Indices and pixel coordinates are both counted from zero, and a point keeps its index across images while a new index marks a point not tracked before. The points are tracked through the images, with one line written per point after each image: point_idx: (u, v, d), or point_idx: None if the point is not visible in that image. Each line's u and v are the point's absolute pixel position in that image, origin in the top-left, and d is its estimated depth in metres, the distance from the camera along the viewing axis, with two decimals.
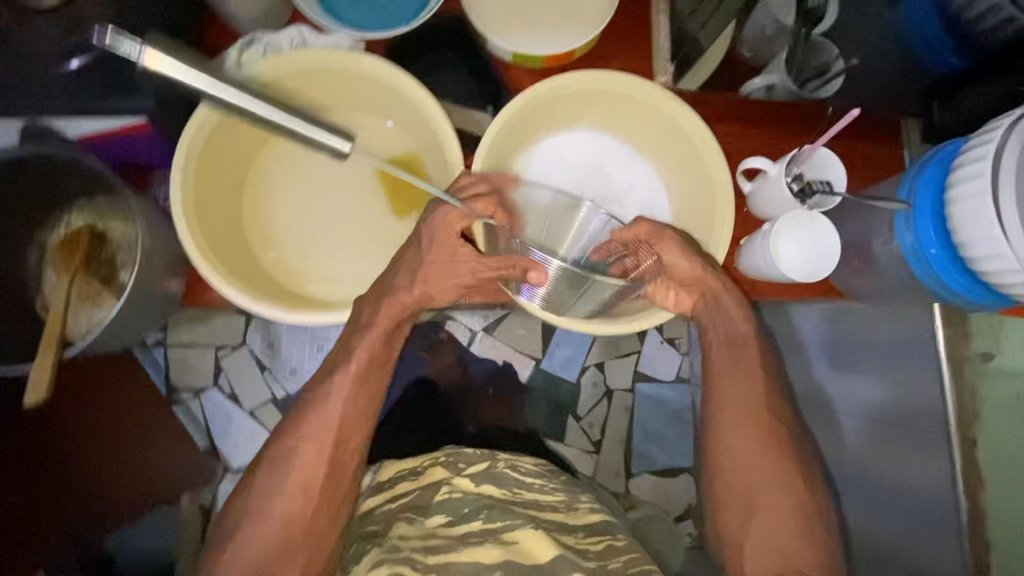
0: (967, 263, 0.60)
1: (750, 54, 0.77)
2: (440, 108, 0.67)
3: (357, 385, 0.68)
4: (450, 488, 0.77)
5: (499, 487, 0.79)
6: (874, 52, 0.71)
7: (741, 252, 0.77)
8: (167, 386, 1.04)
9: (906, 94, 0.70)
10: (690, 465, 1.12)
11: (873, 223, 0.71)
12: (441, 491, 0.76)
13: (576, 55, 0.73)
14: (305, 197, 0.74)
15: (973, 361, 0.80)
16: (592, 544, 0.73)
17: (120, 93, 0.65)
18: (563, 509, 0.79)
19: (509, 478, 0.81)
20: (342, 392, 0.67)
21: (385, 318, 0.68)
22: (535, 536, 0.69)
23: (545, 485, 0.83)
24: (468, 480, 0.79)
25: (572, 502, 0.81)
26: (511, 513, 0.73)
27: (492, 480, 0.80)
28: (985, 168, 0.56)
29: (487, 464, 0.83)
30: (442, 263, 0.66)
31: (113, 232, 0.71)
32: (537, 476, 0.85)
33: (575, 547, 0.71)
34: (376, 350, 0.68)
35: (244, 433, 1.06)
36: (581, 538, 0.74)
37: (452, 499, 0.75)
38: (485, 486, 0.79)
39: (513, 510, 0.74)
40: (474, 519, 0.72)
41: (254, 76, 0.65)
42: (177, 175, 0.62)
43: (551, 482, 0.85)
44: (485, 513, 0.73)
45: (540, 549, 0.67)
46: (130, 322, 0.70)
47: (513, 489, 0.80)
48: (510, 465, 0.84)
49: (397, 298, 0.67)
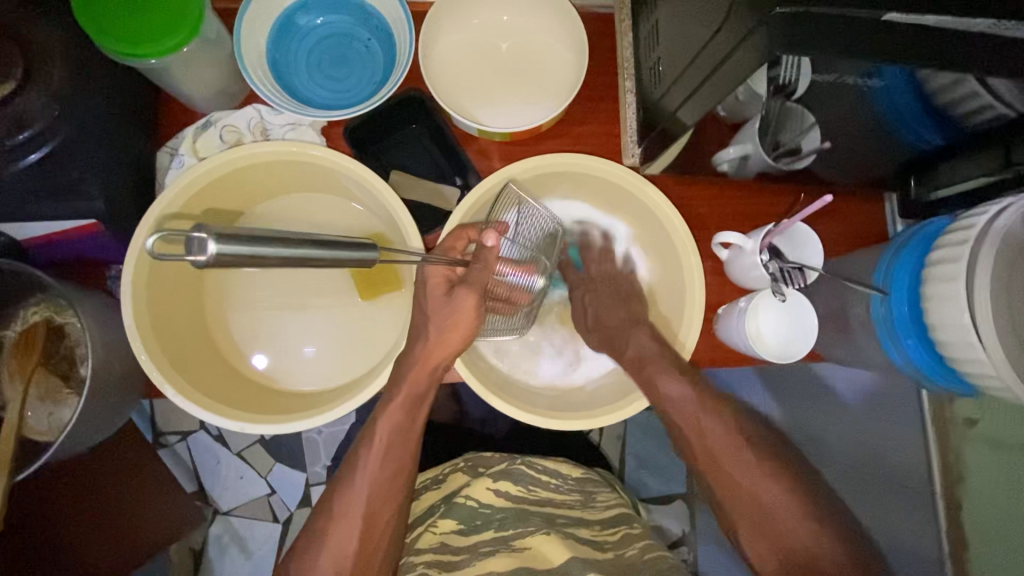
0: (944, 356, 0.58)
1: (726, 114, 0.57)
2: (401, 201, 0.65)
3: (382, 457, 0.65)
4: (466, 492, 0.82)
5: (517, 486, 0.84)
6: (863, 134, 0.62)
7: (718, 322, 0.74)
8: (154, 432, 1.22)
9: (884, 164, 0.67)
10: (684, 492, 1.15)
11: (850, 295, 0.69)
12: (458, 498, 0.82)
13: (543, 129, 0.72)
14: (271, 284, 0.73)
15: (956, 425, 0.78)
16: (609, 535, 0.79)
17: (64, 196, 0.61)
18: (579, 506, 0.84)
19: (525, 475, 0.86)
20: (369, 468, 0.65)
21: (396, 407, 0.65)
22: (548, 542, 0.74)
23: (561, 484, 0.87)
24: (485, 480, 0.83)
25: (590, 500, 0.86)
26: (526, 520, 0.78)
27: (508, 477, 0.84)
28: (956, 272, 0.55)
29: (505, 463, 0.87)
30: (436, 303, 0.64)
31: (70, 325, 0.68)
32: (553, 474, 0.88)
33: (591, 541, 0.77)
34: (399, 421, 0.66)
35: (233, 473, 1.25)
36: (596, 530, 0.80)
37: (468, 506, 0.80)
38: (504, 484, 0.84)
39: (528, 512, 0.80)
40: (486, 528, 0.78)
41: (201, 177, 0.64)
42: (129, 279, 0.61)
43: (566, 481, 0.89)
44: (499, 521, 0.78)
45: (553, 551, 0.73)
46: (96, 421, 0.68)
47: (529, 486, 0.84)
48: (527, 463, 0.88)
49: (407, 389, 0.65)
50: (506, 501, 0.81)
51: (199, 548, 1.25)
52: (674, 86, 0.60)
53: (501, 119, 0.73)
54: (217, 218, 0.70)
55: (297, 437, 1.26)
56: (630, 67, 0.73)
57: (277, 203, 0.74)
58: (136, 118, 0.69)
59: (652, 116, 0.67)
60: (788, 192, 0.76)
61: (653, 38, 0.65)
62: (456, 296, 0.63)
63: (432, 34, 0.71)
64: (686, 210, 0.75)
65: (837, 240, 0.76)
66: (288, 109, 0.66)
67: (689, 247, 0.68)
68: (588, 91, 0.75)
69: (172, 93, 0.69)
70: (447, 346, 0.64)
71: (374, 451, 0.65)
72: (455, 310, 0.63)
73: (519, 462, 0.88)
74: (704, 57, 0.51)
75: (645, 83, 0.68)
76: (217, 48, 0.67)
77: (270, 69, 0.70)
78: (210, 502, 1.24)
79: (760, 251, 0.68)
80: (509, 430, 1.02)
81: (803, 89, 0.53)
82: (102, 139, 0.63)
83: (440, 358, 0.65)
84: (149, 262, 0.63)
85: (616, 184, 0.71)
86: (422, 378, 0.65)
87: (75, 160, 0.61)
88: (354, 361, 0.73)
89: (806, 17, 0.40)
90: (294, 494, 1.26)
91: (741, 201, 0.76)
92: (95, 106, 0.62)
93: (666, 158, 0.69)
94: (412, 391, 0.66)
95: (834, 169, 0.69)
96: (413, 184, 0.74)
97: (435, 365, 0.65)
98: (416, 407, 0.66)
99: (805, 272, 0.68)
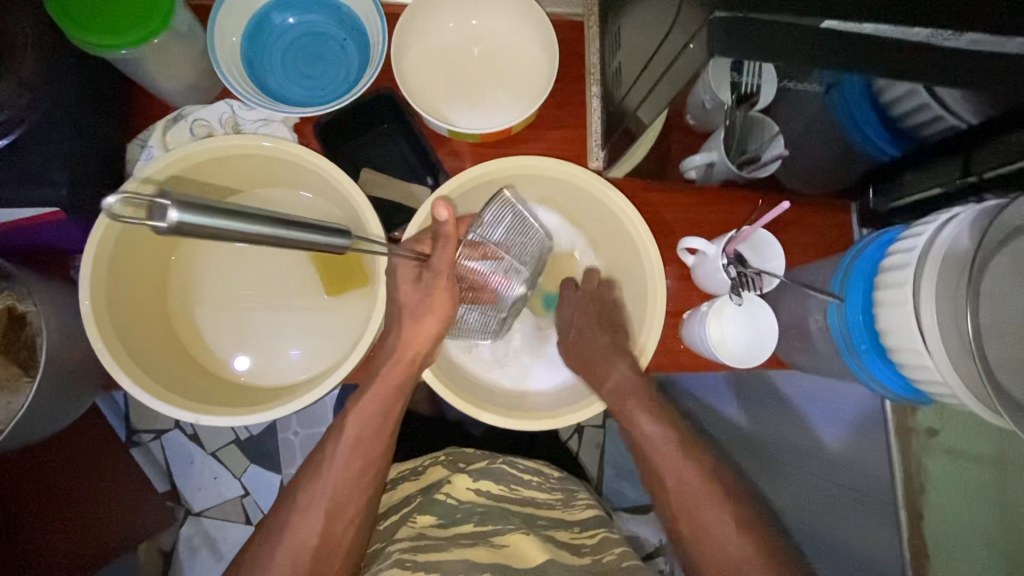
0: (897, 364, 0.59)
1: (691, 120, 0.58)
2: (365, 198, 0.65)
3: (366, 462, 0.66)
4: (447, 489, 0.81)
5: (497, 483, 0.84)
6: (826, 147, 0.63)
7: (683, 325, 0.74)
8: (127, 429, 1.21)
9: (846, 174, 0.68)
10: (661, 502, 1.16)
11: (811, 305, 0.70)
12: (438, 493, 0.81)
13: (512, 131, 0.73)
14: (240, 283, 0.73)
15: (918, 435, 0.80)
16: (587, 539, 0.79)
17: (30, 182, 0.61)
18: (559, 505, 0.85)
19: (507, 475, 0.86)
20: (361, 487, 0.66)
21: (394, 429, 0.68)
22: (527, 540, 0.74)
23: (543, 482, 0.88)
24: (464, 478, 0.83)
25: (569, 501, 0.87)
26: (506, 518, 0.78)
27: (488, 476, 0.85)
28: (906, 280, 0.56)
29: (485, 462, 0.88)
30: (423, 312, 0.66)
31: (32, 314, 0.68)
32: (535, 473, 0.89)
33: (569, 544, 0.77)
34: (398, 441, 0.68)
35: (205, 473, 1.24)
36: (574, 533, 0.80)
37: (448, 503, 0.80)
38: (484, 482, 0.84)
39: (507, 511, 0.80)
40: (466, 522, 0.77)
41: (162, 171, 0.65)
42: (89, 264, 0.62)
43: (549, 479, 0.90)
44: (479, 516, 0.78)
45: (533, 551, 0.72)
46: (53, 408, 0.67)
47: (511, 486, 0.85)
48: (508, 462, 0.89)
49: None
50: (486, 498, 0.81)
51: (168, 549, 1.22)
52: (636, 86, 0.60)
53: (472, 121, 0.74)
54: (182, 213, 0.71)
55: (271, 437, 1.25)
56: (598, 73, 0.74)
57: (245, 200, 0.75)
58: (109, 109, 0.70)
59: (617, 119, 0.68)
60: (751, 200, 0.77)
61: (617, 43, 0.67)
62: (427, 282, 0.65)
63: (406, 33, 0.72)
64: (653, 216, 0.76)
65: (803, 248, 0.77)
66: (258, 103, 0.67)
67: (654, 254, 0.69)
68: (559, 96, 0.76)
69: (143, 85, 0.70)
70: (423, 335, 0.67)
71: (369, 471, 0.66)
72: (432, 300, 0.66)
73: (499, 462, 0.89)
74: (660, 58, 0.52)
75: (611, 87, 0.70)
76: (189, 43, 0.67)
77: (243, 65, 0.71)
78: (181, 502, 1.23)
79: (723, 255, 0.69)
80: (484, 434, 1.01)
81: (764, 97, 0.53)
82: (69, 127, 0.63)
83: (420, 346, 0.67)
84: (110, 251, 0.64)
85: (582, 187, 0.72)
86: None
87: (40, 146, 0.61)
88: (320, 361, 0.72)
89: (750, 20, 0.41)
90: (268, 495, 1.24)
91: (706, 209, 0.77)
92: (64, 94, 0.63)
93: (633, 161, 0.70)
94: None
95: (797, 179, 0.70)
96: (384, 184, 0.75)
97: (414, 356, 0.67)
98: None
99: (766, 279, 0.70)
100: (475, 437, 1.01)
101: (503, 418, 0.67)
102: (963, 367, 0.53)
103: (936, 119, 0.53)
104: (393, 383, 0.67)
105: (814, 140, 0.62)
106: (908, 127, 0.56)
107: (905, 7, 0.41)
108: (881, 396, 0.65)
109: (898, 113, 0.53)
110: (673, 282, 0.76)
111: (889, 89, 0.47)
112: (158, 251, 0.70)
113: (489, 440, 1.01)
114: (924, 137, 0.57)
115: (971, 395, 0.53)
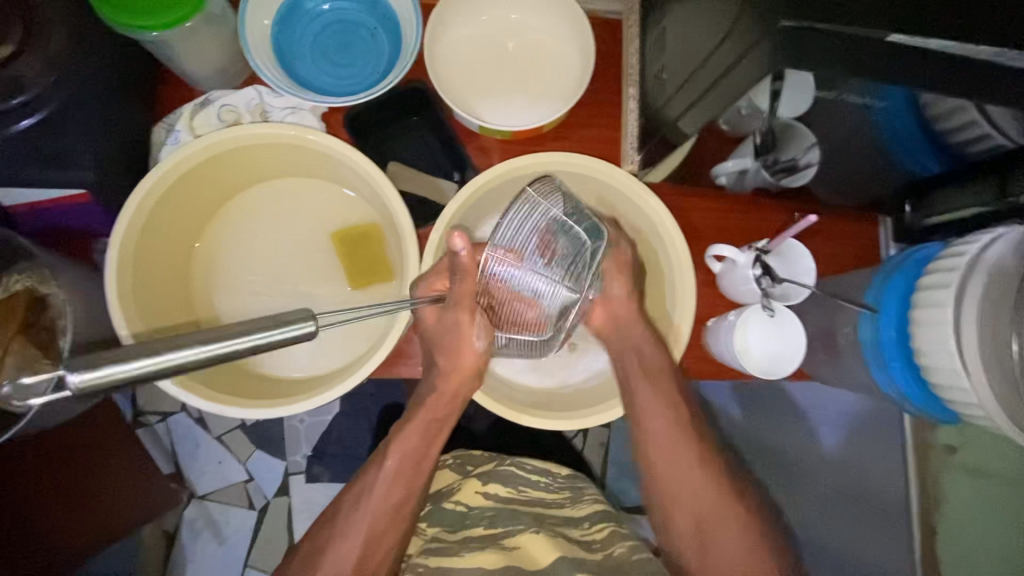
0: (927, 382, 0.59)
1: (728, 127, 0.56)
2: (395, 191, 0.64)
3: (395, 476, 0.66)
4: (455, 497, 0.81)
5: (505, 486, 0.82)
6: (864, 161, 0.62)
7: (708, 332, 0.73)
8: (133, 411, 1.21)
9: (880, 188, 0.68)
10: None
11: (839, 315, 0.70)
12: (447, 502, 0.81)
13: (544, 129, 0.72)
14: (257, 270, 0.73)
15: (936, 451, 0.80)
16: (598, 533, 0.76)
17: (57, 164, 0.59)
18: (568, 503, 0.83)
19: (515, 476, 0.84)
20: (382, 491, 0.66)
21: (414, 435, 0.68)
22: (536, 540, 0.72)
23: (551, 483, 0.86)
24: (474, 483, 0.82)
25: (578, 497, 0.84)
26: (516, 519, 0.77)
27: (496, 480, 0.83)
28: (945, 300, 0.55)
29: (493, 464, 0.86)
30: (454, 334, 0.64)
31: (52, 295, 0.66)
32: (542, 473, 0.87)
33: (580, 541, 0.75)
34: (413, 447, 0.68)
35: (211, 457, 1.24)
36: (584, 528, 0.77)
37: (458, 511, 0.80)
38: (493, 486, 0.82)
39: (518, 512, 0.79)
40: (477, 526, 0.76)
41: (189, 156, 0.63)
42: (115, 251, 0.61)
43: (556, 479, 0.87)
44: (489, 519, 0.77)
45: (540, 552, 0.71)
46: (73, 391, 0.66)
47: (519, 487, 0.83)
48: (515, 463, 0.86)
49: (431, 415, 0.68)
50: (495, 501, 0.80)
51: (172, 531, 1.22)
52: (679, 90, 0.59)
53: (502, 117, 0.73)
54: (207, 199, 0.70)
55: (279, 424, 1.25)
56: (634, 74, 0.73)
57: (270, 186, 0.74)
58: (135, 91, 0.69)
59: (653, 123, 0.67)
60: (781, 209, 0.76)
61: (658, 47, 0.66)
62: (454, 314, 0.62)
63: (442, 24, 0.71)
64: (682, 221, 0.75)
65: (829, 259, 0.76)
66: (290, 91, 0.65)
67: (684, 277, 0.68)
68: (590, 97, 0.75)
69: (172, 67, 0.68)
70: (462, 369, 0.66)
71: (384, 475, 0.66)
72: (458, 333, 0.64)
73: (508, 463, 0.86)
74: (709, 65, 0.52)
75: (649, 90, 0.68)
76: (221, 27, 0.66)
77: (274, 53, 0.70)
78: (187, 485, 1.22)
79: (754, 265, 0.68)
80: (492, 429, 1.01)
81: (800, 103, 0.50)
82: (99, 109, 0.62)
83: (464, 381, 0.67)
84: (136, 237, 0.63)
85: (611, 186, 0.71)
86: (445, 406, 0.68)
87: (68, 127, 0.60)
88: (335, 353, 0.72)
89: (813, 32, 0.40)
90: (272, 481, 1.24)
91: (734, 218, 0.76)
92: (97, 77, 0.62)
93: (670, 166, 0.70)
94: (432, 415, 0.68)
95: (833, 190, 0.69)
96: (412, 176, 0.74)
97: (457, 394, 0.68)
98: (435, 433, 0.69)
99: (796, 290, 0.69)
100: (485, 433, 1.00)
101: (547, 422, 0.67)
102: (999, 390, 0.53)
103: (987, 137, 0.51)
104: (432, 411, 0.68)
105: (852, 153, 0.60)
106: (954, 146, 0.55)
107: (971, 23, 0.40)
108: (904, 410, 0.65)
109: (944, 129, 0.51)
110: (697, 289, 0.75)
111: (945, 107, 0.46)
112: (179, 238, 0.69)
113: (497, 435, 1.00)
114: (970, 154, 0.56)
115: (1007, 418, 0.52)
